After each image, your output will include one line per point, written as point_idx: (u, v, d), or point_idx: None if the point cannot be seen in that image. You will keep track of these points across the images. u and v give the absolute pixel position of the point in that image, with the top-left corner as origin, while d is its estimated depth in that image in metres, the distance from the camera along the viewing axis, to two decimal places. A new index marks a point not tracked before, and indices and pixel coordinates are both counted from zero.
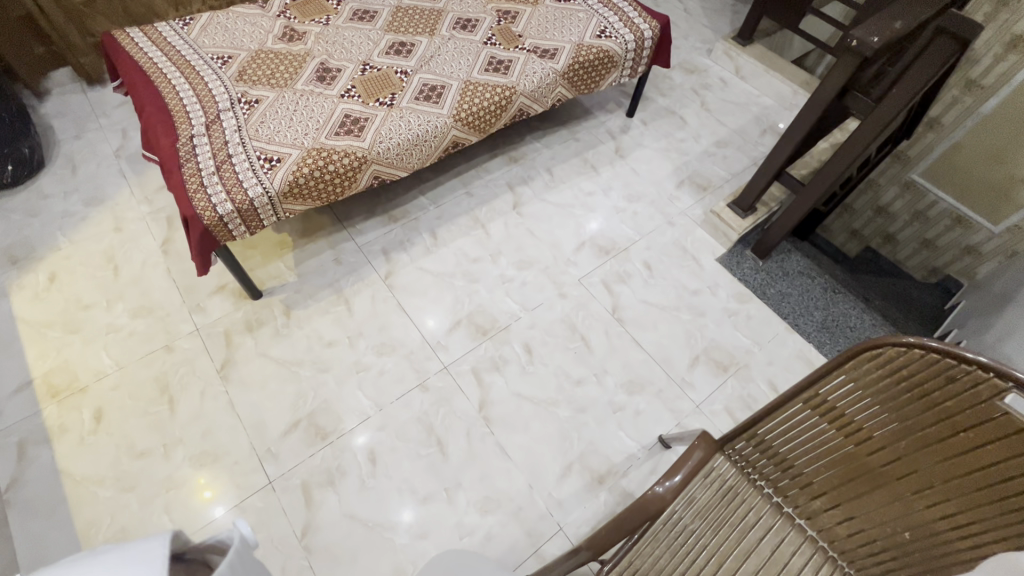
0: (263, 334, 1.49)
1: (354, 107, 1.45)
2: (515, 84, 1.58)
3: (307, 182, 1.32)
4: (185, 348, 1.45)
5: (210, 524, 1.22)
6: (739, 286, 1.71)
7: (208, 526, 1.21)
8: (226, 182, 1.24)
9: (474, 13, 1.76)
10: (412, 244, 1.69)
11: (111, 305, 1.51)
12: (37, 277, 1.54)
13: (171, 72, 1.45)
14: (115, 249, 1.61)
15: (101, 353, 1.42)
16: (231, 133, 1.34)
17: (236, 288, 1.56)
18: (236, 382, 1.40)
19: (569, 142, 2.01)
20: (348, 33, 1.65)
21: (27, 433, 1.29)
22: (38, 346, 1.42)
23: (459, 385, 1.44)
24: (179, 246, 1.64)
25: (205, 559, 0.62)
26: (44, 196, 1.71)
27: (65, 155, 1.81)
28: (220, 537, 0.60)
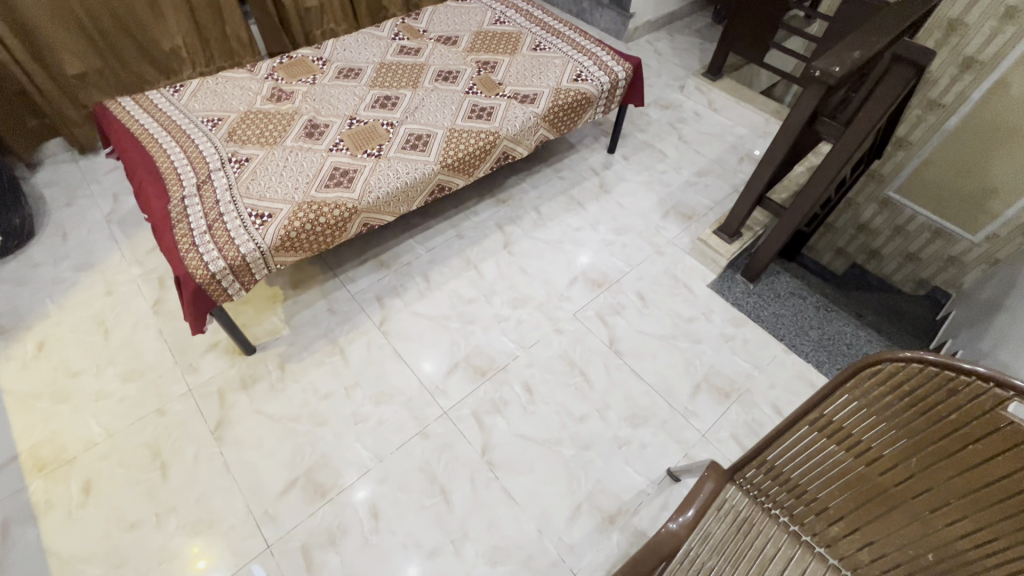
0: (258, 390, 1.46)
1: (343, 159, 1.49)
2: (498, 129, 1.63)
3: (299, 234, 1.33)
4: (178, 410, 1.41)
5: None
6: (733, 311, 1.72)
7: None
8: (219, 240, 1.25)
9: (455, 65, 1.84)
10: (405, 289, 1.70)
11: (101, 370, 1.48)
12: (25, 346, 1.52)
13: (162, 137, 1.49)
14: (105, 313, 1.60)
15: (91, 421, 1.39)
16: (222, 192, 1.36)
17: (229, 344, 1.55)
18: (230, 442, 1.36)
19: (554, 181, 2.06)
20: (334, 91, 1.71)
21: (12, 512, 1.24)
22: (25, 418, 1.38)
23: (461, 430, 1.41)
24: (172, 306, 1.63)
25: None
26: (34, 265, 1.71)
27: (56, 222, 1.82)
28: None
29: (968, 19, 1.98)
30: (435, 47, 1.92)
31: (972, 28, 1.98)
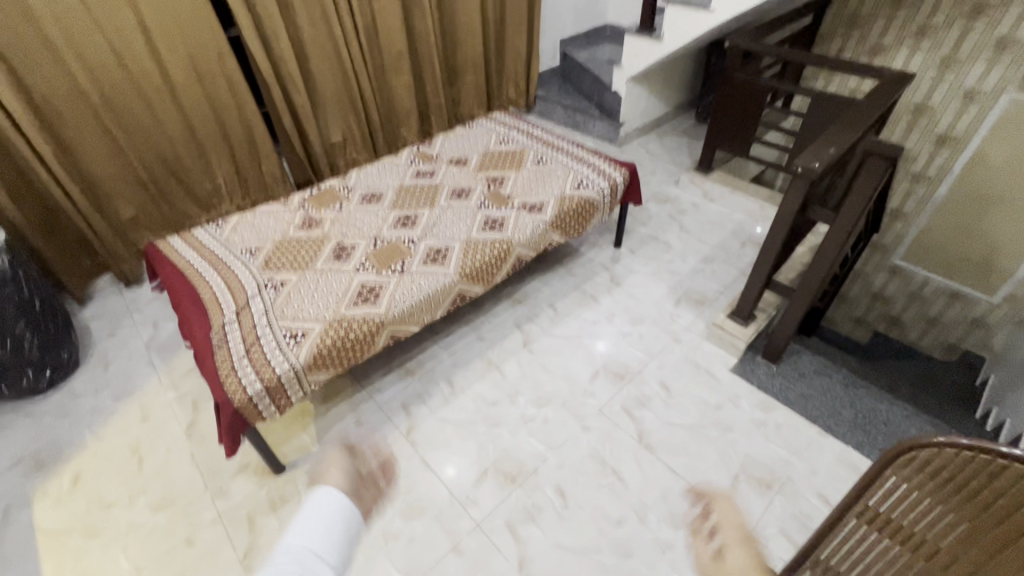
0: (288, 512, 1.44)
1: (370, 277, 1.60)
2: (510, 238, 1.75)
3: (330, 352, 1.40)
4: (207, 539, 1.39)
5: None
6: (760, 394, 1.70)
7: None
8: (256, 364, 1.32)
9: (467, 183, 2.03)
10: (429, 395, 1.72)
11: (133, 501, 1.48)
12: (61, 480, 1.54)
13: (205, 269, 1.62)
14: (140, 440, 1.64)
15: (120, 557, 1.37)
16: (259, 317, 1.45)
17: (259, 464, 1.56)
18: None
19: (566, 278, 2.15)
20: (360, 215, 1.88)
21: None
22: (56, 558, 1.37)
23: (495, 543, 1.36)
24: (204, 429, 1.66)
25: None
26: (76, 396, 1.78)
27: (100, 352, 1.93)
28: None
29: (931, 103, 2.31)
30: (448, 169, 2.13)
31: (938, 110, 2.30)
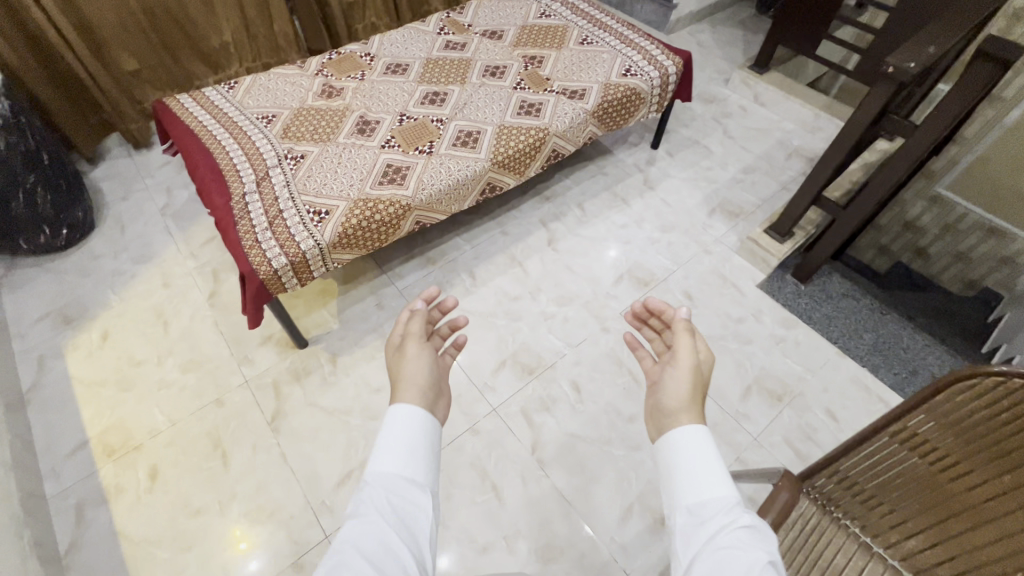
0: (311, 383, 1.49)
1: (396, 156, 1.50)
2: (547, 125, 1.62)
3: (355, 232, 1.35)
4: (236, 401, 1.46)
5: None
6: (784, 311, 1.68)
7: None
8: (279, 238, 1.28)
9: (502, 60, 1.83)
10: (450, 284, 1.71)
11: (162, 361, 1.53)
12: (90, 336, 1.58)
13: (220, 133, 1.52)
14: (163, 305, 1.65)
15: (154, 410, 1.44)
16: (280, 189, 1.38)
17: (281, 337, 1.58)
18: (287, 433, 1.40)
19: (597, 177, 2.04)
20: (383, 86, 1.72)
21: (85, 495, 1.30)
22: (94, 406, 1.44)
23: (511, 427, 1.42)
24: (226, 299, 1.67)
25: (394, 499, 0.66)
26: (96, 256, 1.77)
27: (114, 216, 1.88)
28: (400, 496, 0.67)
29: None
30: (480, 42, 1.91)
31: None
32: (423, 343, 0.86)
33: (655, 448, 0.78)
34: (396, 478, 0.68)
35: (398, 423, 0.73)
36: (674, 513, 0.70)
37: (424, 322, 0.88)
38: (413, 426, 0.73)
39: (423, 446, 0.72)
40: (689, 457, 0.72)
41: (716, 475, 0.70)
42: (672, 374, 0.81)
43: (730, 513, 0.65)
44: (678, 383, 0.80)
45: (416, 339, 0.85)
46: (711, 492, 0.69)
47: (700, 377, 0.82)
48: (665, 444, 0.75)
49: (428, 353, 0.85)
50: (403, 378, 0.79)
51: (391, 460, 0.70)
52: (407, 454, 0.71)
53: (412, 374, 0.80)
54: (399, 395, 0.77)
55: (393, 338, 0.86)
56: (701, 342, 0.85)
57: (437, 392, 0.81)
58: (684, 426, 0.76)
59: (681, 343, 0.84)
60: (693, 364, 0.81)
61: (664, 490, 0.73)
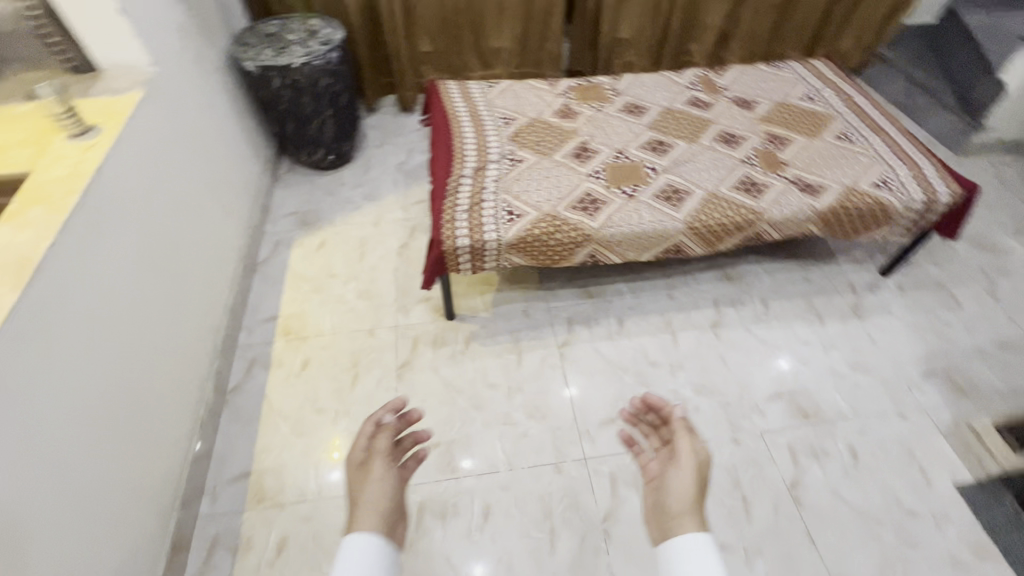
0: (442, 352, 1.65)
1: (598, 189, 1.55)
2: (762, 210, 1.50)
3: (533, 242, 1.44)
4: (382, 338, 1.69)
5: (324, 482, 1.39)
6: (982, 533, 1.30)
7: (322, 483, 1.38)
8: (471, 223, 1.43)
9: (741, 131, 1.75)
10: (596, 322, 1.71)
11: (348, 282, 1.85)
12: (314, 241, 1.98)
13: (465, 120, 1.75)
14: (368, 240, 1.98)
15: (328, 317, 1.75)
16: (490, 183, 1.54)
17: (437, 303, 1.78)
18: (406, 384, 1.58)
19: (797, 280, 1.82)
20: (615, 122, 1.79)
21: (260, 356, 1.65)
22: (293, 294, 1.82)
23: (592, 483, 1.38)
24: (412, 254, 1.93)
25: None
26: (342, 184, 2.20)
27: (367, 158, 2.31)
28: None
29: None
30: (726, 107, 1.85)
31: None
32: (387, 462, 1.01)
33: (659, 549, 0.94)
34: None
35: (356, 552, 0.83)
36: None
37: (390, 438, 1.04)
38: (378, 552, 0.84)
39: None
40: (688, 564, 0.87)
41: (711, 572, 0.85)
42: (678, 476, 1.02)
43: None
44: (685, 478, 1.01)
45: (381, 458, 1.00)
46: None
47: (700, 473, 1.03)
48: (669, 553, 0.90)
49: (390, 470, 1.00)
50: (364, 500, 0.93)
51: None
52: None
53: (376, 499, 0.93)
54: (360, 516, 0.90)
55: (360, 453, 1.01)
56: (699, 443, 1.06)
57: (396, 509, 0.95)
58: (687, 531, 0.91)
59: (683, 446, 1.06)
60: (695, 465, 1.03)
61: None
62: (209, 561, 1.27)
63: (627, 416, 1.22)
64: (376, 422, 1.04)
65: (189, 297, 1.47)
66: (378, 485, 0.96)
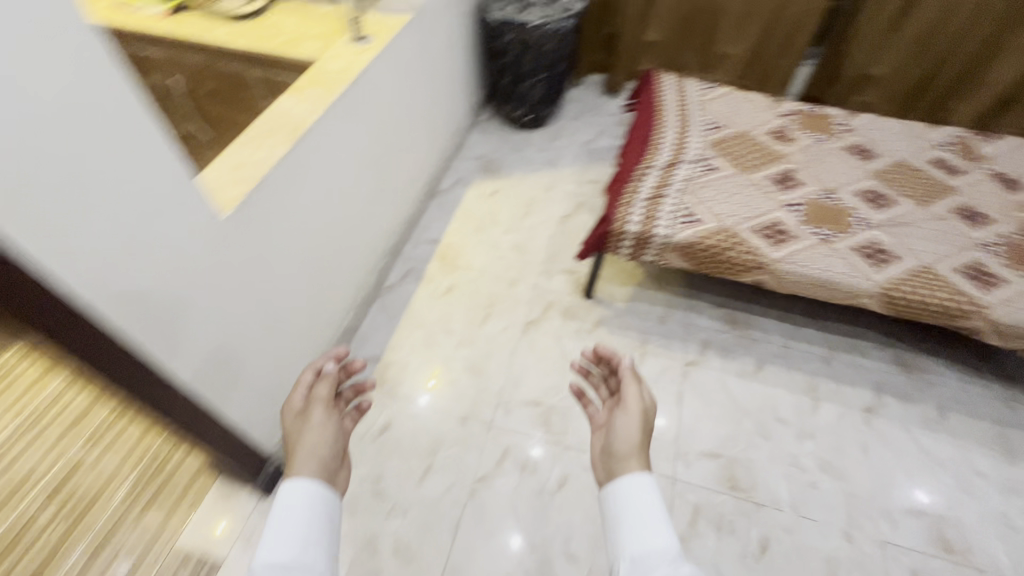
0: (569, 325, 1.70)
1: (790, 221, 1.43)
2: (984, 305, 1.27)
3: (702, 252, 1.39)
4: (520, 292, 1.78)
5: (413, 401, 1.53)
6: None
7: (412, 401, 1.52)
8: (647, 213, 1.43)
9: (991, 211, 1.48)
10: (732, 356, 1.62)
11: (507, 232, 1.97)
12: (489, 187, 2.14)
13: (672, 115, 1.72)
14: (536, 201, 2.08)
15: (480, 256, 1.89)
16: (677, 181, 1.51)
17: (579, 279, 1.82)
18: (528, 340, 1.66)
19: (997, 402, 1.52)
20: (833, 159, 1.62)
21: (416, 269, 1.85)
22: (458, 227, 1.99)
23: (673, 504, 1.34)
24: (571, 227, 1.99)
25: None
26: (529, 144, 2.32)
27: (559, 126, 2.40)
28: None
29: None
30: (981, 179, 1.57)
31: None
32: (329, 409, 0.91)
33: (602, 495, 0.83)
34: (291, 565, 0.69)
35: (289, 502, 0.75)
36: (620, 562, 0.74)
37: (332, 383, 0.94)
38: (311, 508, 0.76)
39: (320, 525, 0.75)
40: (632, 506, 0.78)
41: (657, 526, 0.75)
42: (623, 421, 0.90)
43: (672, 562, 0.71)
44: (631, 428, 0.89)
45: (321, 406, 0.90)
46: (655, 542, 0.73)
47: (646, 424, 0.90)
48: (614, 495, 0.80)
49: (331, 417, 0.91)
50: (301, 446, 0.84)
51: (284, 548, 0.71)
52: (303, 539, 0.73)
53: (310, 446, 0.84)
54: (295, 467, 0.81)
55: (296, 403, 0.91)
56: (647, 390, 0.94)
57: (337, 461, 0.87)
58: (630, 474, 0.82)
59: (630, 392, 0.93)
60: (641, 410, 0.91)
61: (611, 543, 0.78)
62: None
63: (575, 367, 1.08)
64: (317, 368, 0.94)
65: (384, 199, 1.69)
66: (320, 427, 0.88)
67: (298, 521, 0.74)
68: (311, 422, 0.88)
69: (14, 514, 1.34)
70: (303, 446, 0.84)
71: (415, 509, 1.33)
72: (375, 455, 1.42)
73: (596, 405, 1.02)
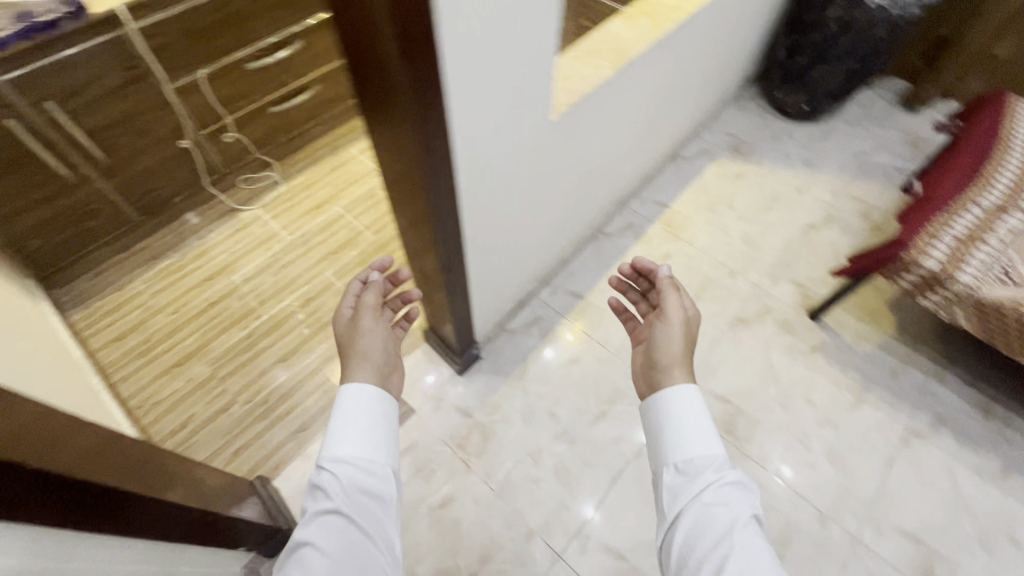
0: (783, 339, 1.57)
1: None
2: None
3: (1010, 320, 1.16)
4: (738, 285, 1.68)
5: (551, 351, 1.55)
6: None
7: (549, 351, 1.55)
8: (953, 254, 1.21)
9: None
10: (972, 446, 1.38)
11: (740, 221, 1.85)
12: (734, 169, 2.00)
13: (1017, 151, 1.41)
14: (781, 198, 1.91)
15: (705, 235, 1.81)
16: (1004, 230, 1.26)
17: (808, 296, 1.66)
18: (733, 336, 1.58)
19: None
20: None
21: (637, 226, 1.83)
22: (690, 199, 1.91)
23: (848, 564, 1.23)
24: (814, 238, 1.79)
25: (355, 481, 0.72)
26: (792, 135, 2.10)
27: (832, 125, 2.13)
28: (364, 472, 0.73)
29: None
30: None
31: None
32: (378, 315, 0.94)
33: (643, 405, 0.84)
34: (353, 459, 0.73)
35: (353, 398, 0.78)
36: (664, 470, 0.75)
37: (380, 292, 0.96)
38: (372, 401, 0.79)
39: (378, 417, 0.78)
40: (679, 416, 0.78)
41: (702, 434, 0.75)
42: (664, 331, 0.90)
43: (717, 470, 0.72)
44: (673, 337, 0.89)
45: (370, 311, 0.93)
46: (701, 450, 0.74)
47: (688, 331, 0.90)
48: (659, 403, 0.80)
49: (381, 321, 0.93)
50: (355, 350, 0.88)
51: (344, 443, 0.74)
52: (367, 430, 0.76)
53: (366, 349, 0.88)
54: (354, 371, 0.84)
55: (346, 312, 0.94)
56: (689, 300, 0.93)
57: (392, 365, 0.90)
58: (674, 382, 0.82)
59: (671, 301, 0.92)
60: (682, 319, 0.90)
61: (654, 450, 0.79)
62: (527, 329, 1.60)
63: (612, 283, 1.07)
64: (364, 279, 0.96)
65: (639, 148, 1.67)
66: (377, 329, 0.92)
67: (361, 413, 0.77)
68: (365, 326, 0.91)
69: (277, 306, 1.67)
70: (358, 350, 0.88)
71: (582, 444, 1.39)
72: (557, 381, 1.50)
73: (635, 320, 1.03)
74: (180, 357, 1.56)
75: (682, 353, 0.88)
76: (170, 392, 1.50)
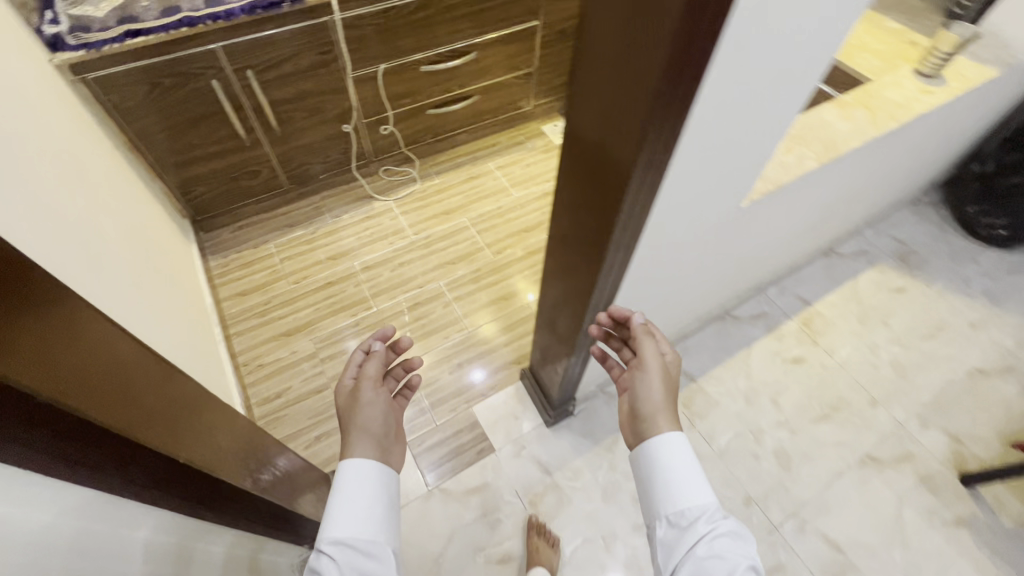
0: (922, 496, 1.34)
1: None
2: None
3: None
4: (878, 417, 1.47)
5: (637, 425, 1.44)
6: None
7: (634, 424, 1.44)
8: None
9: None
10: None
11: (894, 343, 1.62)
12: (896, 281, 1.77)
13: None
14: (949, 329, 1.65)
15: (848, 348, 1.60)
16: None
17: (963, 454, 1.41)
18: (860, 474, 1.37)
19: None
20: None
21: (771, 318, 1.67)
22: (838, 302, 1.71)
23: None
24: (983, 387, 1.53)
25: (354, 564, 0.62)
26: (975, 259, 1.83)
27: None
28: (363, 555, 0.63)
29: None
30: None
31: None
32: (380, 386, 0.77)
33: (631, 459, 0.73)
34: (353, 542, 0.64)
35: (353, 475, 0.68)
36: (656, 521, 0.68)
37: (382, 362, 0.78)
38: (373, 476, 0.69)
39: (378, 489, 0.69)
40: (668, 468, 0.69)
41: (695, 478, 0.67)
42: (643, 383, 0.75)
43: (709, 519, 0.64)
44: (658, 390, 0.74)
45: (372, 383, 0.76)
46: (695, 499, 0.66)
47: (669, 379, 0.75)
48: (646, 455, 0.71)
49: (383, 393, 0.76)
50: (354, 429, 0.72)
51: (346, 522, 0.65)
52: (368, 509, 0.67)
53: (367, 425, 0.72)
54: (351, 450, 0.70)
55: (346, 384, 0.76)
56: (665, 345, 0.79)
57: (395, 435, 0.77)
58: (657, 436, 0.70)
59: (646, 347, 0.77)
60: (661, 366, 0.75)
61: (644, 500, 0.71)
62: None
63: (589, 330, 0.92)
64: (366, 347, 0.78)
65: (798, 239, 1.51)
66: (379, 400, 0.75)
67: (361, 486, 0.68)
68: (363, 398, 0.74)
69: (388, 302, 1.70)
70: (359, 432, 0.72)
71: None
72: None
73: (619, 368, 0.86)
74: (290, 328, 1.62)
75: (669, 405, 0.73)
76: (275, 359, 1.56)
